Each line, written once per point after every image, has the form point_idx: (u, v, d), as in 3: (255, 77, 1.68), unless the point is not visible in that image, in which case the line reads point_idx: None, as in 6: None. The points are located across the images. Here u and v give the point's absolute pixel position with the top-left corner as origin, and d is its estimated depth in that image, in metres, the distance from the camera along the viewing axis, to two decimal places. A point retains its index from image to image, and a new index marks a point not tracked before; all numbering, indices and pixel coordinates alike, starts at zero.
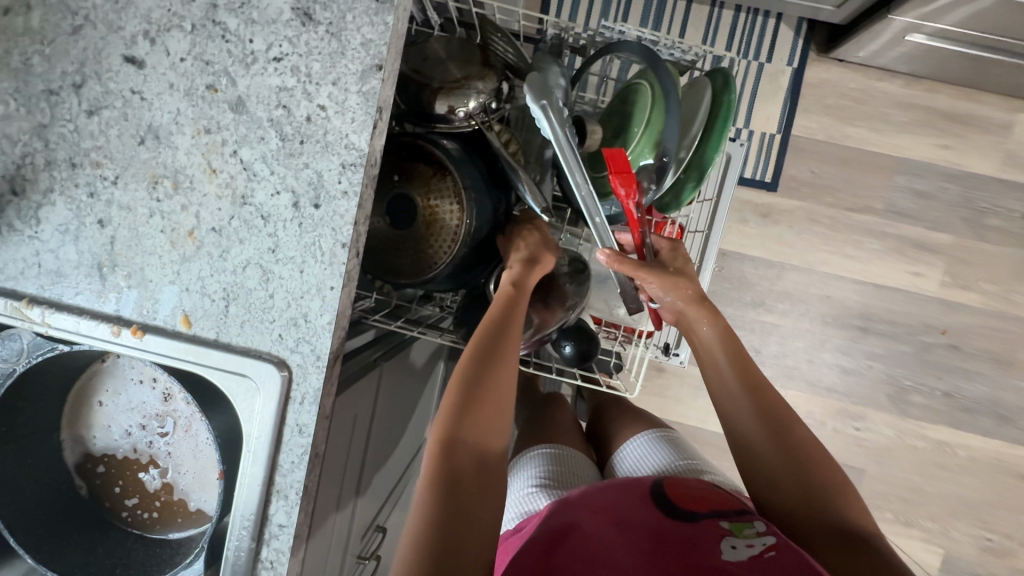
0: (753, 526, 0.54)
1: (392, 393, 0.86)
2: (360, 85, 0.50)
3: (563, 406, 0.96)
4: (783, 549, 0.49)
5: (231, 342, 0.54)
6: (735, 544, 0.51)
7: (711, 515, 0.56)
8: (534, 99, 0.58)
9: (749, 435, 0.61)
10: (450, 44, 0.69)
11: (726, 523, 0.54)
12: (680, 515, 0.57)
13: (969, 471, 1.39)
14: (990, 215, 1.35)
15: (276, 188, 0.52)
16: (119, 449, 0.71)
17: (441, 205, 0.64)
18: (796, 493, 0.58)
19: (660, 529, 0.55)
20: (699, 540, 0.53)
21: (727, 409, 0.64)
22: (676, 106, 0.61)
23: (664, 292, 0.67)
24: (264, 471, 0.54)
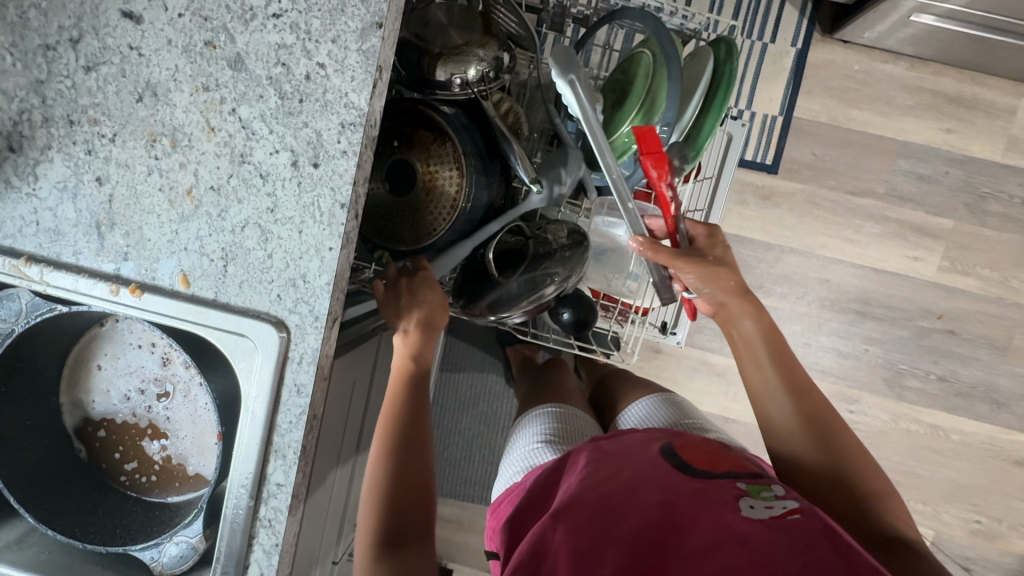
0: (772, 489, 0.56)
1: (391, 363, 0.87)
2: (360, 43, 0.50)
3: (568, 372, 0.97)
4: (806, 512, 0.51)
5: (230, 302, 0.54)
6: (754, 503, 0.53)
7: (727, 477, 0.58)
8: (562, 73, 0.56)
9: (788, 431, 0.65)
10: (451, 11, 0.69)
11: (743, 485, 0.56)
12: (694, 474, 0.58)
13: (961, 455, 1.41)
14: (991, 200, 1.35)
15: (275, 147, 0.52)
16: (118, 413, 0.71)
17: (440, 171, 0.64)
18: (833, 484, 0.62)
19: (677, 483, 0.56)
20: (716, 497, 0.53)
21: (768, 403, 0.67)
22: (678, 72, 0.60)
23: (705, 289, 0.69)
24: (262, 431, 0.55)
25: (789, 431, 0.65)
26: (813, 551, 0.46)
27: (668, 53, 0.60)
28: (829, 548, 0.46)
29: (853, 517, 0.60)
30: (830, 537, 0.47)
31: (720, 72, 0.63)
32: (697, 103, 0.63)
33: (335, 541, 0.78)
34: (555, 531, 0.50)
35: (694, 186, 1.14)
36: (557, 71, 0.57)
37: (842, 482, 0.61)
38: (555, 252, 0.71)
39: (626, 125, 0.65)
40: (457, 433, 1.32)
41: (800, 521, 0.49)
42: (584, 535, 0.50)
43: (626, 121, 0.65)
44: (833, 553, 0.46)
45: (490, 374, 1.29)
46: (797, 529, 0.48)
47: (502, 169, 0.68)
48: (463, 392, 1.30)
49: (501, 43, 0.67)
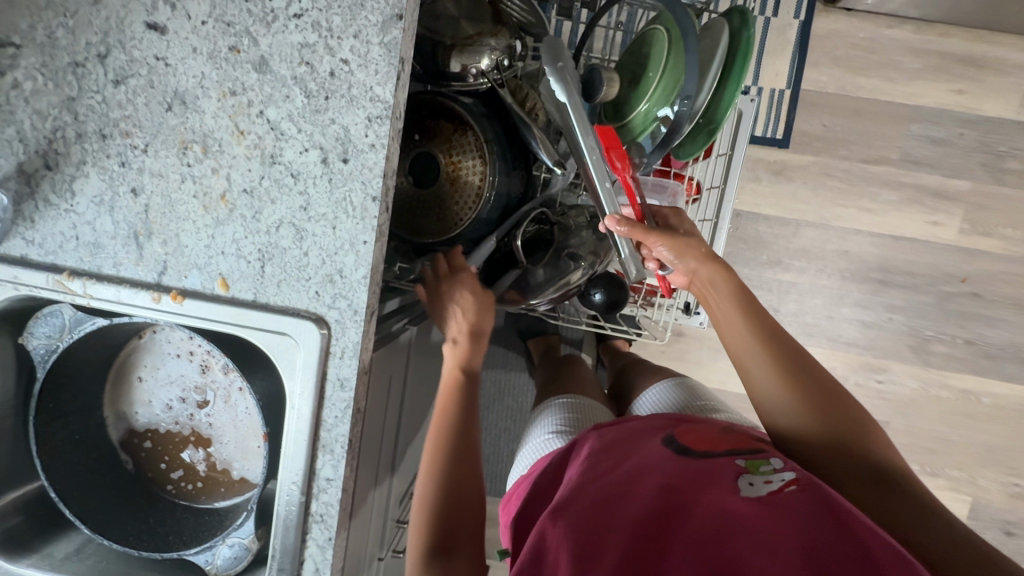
0: (769, 462, 0.55)
1: (422, 359, 0.87)
2: (382, 36, 0.50)
3: (583, 364, 0.98)
4: (802, 483, 0.51)
5: (270, 302, 0.55)
6: (752, 480, 0.53)
7: (726, 453, 0.58)
8: (550, 62, 0.58)
9: (776, 395, 0.62)
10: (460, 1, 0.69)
11: (742, 460, 0.56)
12: (694, 455, 0.58)
13: (994, 418, 1.39)
14: (1007, 158, 1.33)
15: (304, 146, 0.52)
16: (161, 423, 0.73)
17: (463, 161, 0.64)
18: (828, 440, 0.59)
19: (676, 467, 0.55)
20: (715, 480, 0.53)
21: (751, 369, 0.64)
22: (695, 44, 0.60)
23: (677, 261, 0.69)
24: (309, 426, 0.55)
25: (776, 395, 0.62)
26: (813, 524, 0.46)
27: (684, 27, 0.60)
28: (830, 520, 0.46)
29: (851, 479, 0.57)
30: (827, 508, 0.48)
31: (736, 41, 0.63)
32: (716, 75, 0.63)
33: (379, 539, 0.79)
34: (555, 527, 0.49)
35: (707, 164, 1.13)
36: (548, 61, 0.59)
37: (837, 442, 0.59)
38: (580, 233, 0.73)
39: (645, 103, 0.65)
40: (486, 428, 1.33)
41: (797, 496, 0.49)
42: (585, 530, 0.48)
43: (645, 100, 0.65)
44: (830, 522, 0.46)
45: (514, 367, 1.30)
46: (797, 504, 0.49)
47: (523, 154, 0.69)
48: (489, 387, 1.31)
49: (514, 31, 0.67)
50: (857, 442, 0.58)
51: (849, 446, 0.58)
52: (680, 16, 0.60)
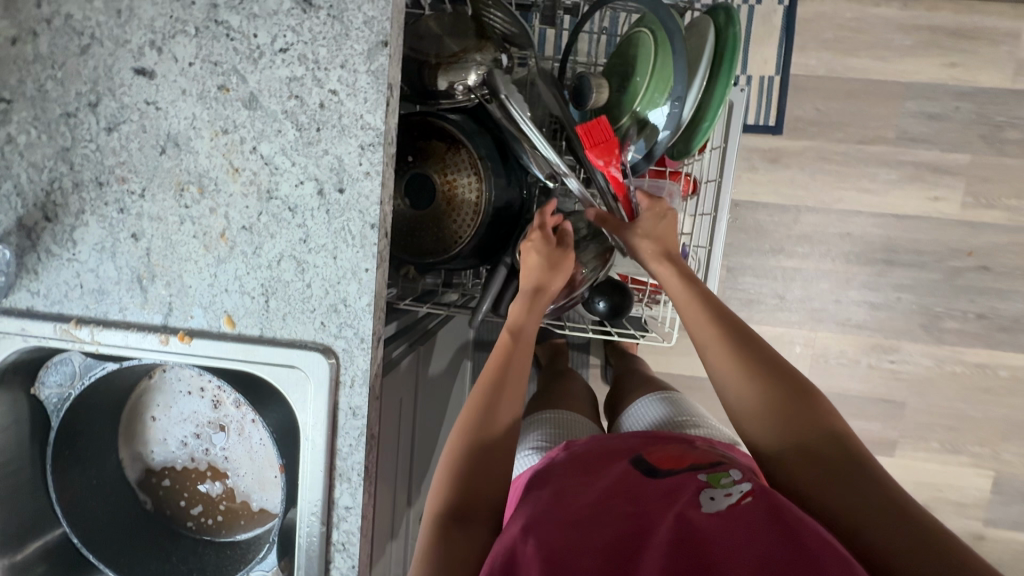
0: (729, 475, 0.55)
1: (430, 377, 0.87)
2: (369, 64, 0.50)
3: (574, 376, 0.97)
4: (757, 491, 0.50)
5: (276, 336, 0.55)
6: (714, 495, 0.52)
7: (689, 469, 0.58)
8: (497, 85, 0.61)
9: (745, 396, 0.57)
10: (443, 21, 0.69)
11: (703, 476, 0.56)
12: (659, 474, 0.58)
13: (1013, 391, 1.38)
14: (1007, 128, 1.31)
15: (299, 178, 0.52)
16: (177, 460, 0.73)
17: (458, 179, 0.64)
18: (795, 431, 0.54)
19: (639, 489, 0.55)
20: (677, 496, 0.53)
21: (719, 368, 0.60)
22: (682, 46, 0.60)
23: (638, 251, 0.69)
24: (325, 457, 0.55)
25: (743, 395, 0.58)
26: (769, 535, 0.45)
27: (670, 30, 0.60)
28: (781, 531, 0.45)
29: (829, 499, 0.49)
30: (782, 511, 0.47)
31: (722, 37, 0.63)
32: (705, 75, 0.62)
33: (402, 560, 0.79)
34: (524, 545, 0.48)
35: (702, 158, 1.13)
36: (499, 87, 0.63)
37: (806, 452, 0.52)
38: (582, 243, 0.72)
39: (637, 107, 0.65)
40: None
41: (752, 507, 0.49)
42: (553, 548, 0.47)
43: (636, 104, 0.65)
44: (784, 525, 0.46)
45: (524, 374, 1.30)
46: (751, 515, 0.48)
47: (516, 167, 0.69)
48: None
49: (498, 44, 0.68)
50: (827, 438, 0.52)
51: (825, 455, 0.51)
52: (666, 20, 0.60)
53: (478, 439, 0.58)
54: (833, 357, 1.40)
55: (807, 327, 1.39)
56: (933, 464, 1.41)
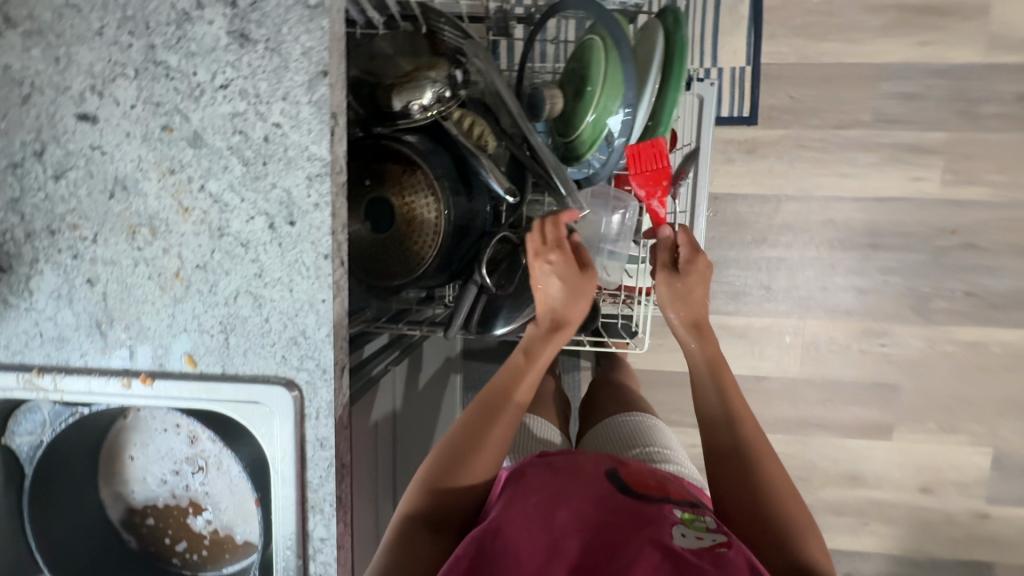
0: (704, 520, 0.56)
1: (410, 397, 0.88)
2: (310, 95, 0.50)
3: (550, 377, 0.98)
4: (732, 545, 0.51)
5: (239, 372, 0.55)
6: (685, 532, 0.53)
7: (665, 501, 0.59)
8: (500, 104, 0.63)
9: (728, 455, 0.65)
10: (395, 39, 0.69)
11: (679, 512, 0.57)
12: (635, 496, 0.59)
13: (1007, 367, 1.36)
14: (984, 103, 1.30)
15: (249, 214, 0.52)
16: (159, 497, 0.73)
17: (417, 201, 0.64)
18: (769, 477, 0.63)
19: (614, 505, 0.57)
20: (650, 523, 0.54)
21: (712, 428, 0.69)
22: (628, 53, 0.61)
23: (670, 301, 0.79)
24: (295, 490, 0.55)
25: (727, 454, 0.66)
26: None
27: (616, 37, 0.60)
28: None
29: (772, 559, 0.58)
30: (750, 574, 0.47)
31: (670, 40, 0.62)
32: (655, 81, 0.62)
33: None
34: (492, 541, 0.52)
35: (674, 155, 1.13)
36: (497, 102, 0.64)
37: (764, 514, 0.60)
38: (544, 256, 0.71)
39: (592, 114, 0.64)
40: None
41: (726, 555, 0.49)
42: (517, 552, 0.51)
43: (591, 111, 0.64)
44: None
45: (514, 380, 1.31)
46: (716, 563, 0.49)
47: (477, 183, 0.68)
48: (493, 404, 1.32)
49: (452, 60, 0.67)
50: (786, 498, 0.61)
51: (778, 502, 0.61)
52: (611, 26, 0.60)
53: (468, 452, 0.59)
54: (823, 344, 1.39)
55: (795, 315, 1.39)
56: (931, 445, 1.41)
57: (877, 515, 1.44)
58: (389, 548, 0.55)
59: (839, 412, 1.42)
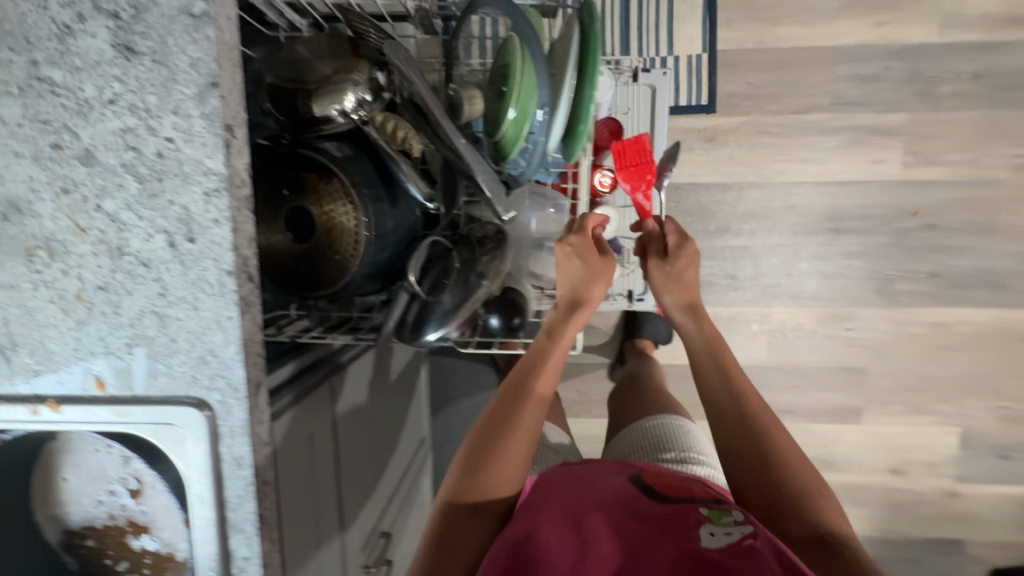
0: (731, 513, 0.61)
1: (359, 400, 0.86)
2: (201, 108, 0.48)
3: None
4: (757, 536, 0.56)
5: (150, 394, 0.54)
6: (714, 531, 0.59)
7: (690, 502, 0.65)
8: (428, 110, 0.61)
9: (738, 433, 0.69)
10: (314, 43, 0.67)
11: (705, 510, 0.63)
12: (664, 503, 0.66)
13: (972, 346, 1.37)
14: (941, 82, 1.29)
15: (148, 232, 0.51)
16: (96, 518, 0.72)
17: (335, 209, 0.62)
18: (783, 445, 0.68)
19: (645, 515, 0.64)
20: (680, 528, 0.61)
21: (720, 410, 0.72)
22: (540, 52, 0.61)
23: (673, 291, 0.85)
24: (214, 510, 0.54)
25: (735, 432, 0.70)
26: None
27: (527, 36, 0.60)
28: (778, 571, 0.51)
29: (792, 523, 0.62)
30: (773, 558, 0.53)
31: (585, 36, 0.62)
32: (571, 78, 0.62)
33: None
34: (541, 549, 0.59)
35: None
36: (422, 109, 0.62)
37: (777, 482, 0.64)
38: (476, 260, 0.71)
39: (514, 109, 0.61)
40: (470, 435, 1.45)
41: (752, 546, 0.54)
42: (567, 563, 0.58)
43: (514, 105, 0.61)
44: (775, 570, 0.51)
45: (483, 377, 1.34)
46: (745, 555, 0.54)
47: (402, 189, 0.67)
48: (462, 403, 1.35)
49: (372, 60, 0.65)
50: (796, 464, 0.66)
51: (793, 466, 0.65)
52: (522, 26, 0.60)
53: (509, 429, 0.66)
54: (790, 331, 1.39)
55: (762, 303, 1.38)
56: (900, 426, 1.41)
57: (849, 498, 1.45)
58: (438, 514, 0.63)
59: (808, 398, 1.42)
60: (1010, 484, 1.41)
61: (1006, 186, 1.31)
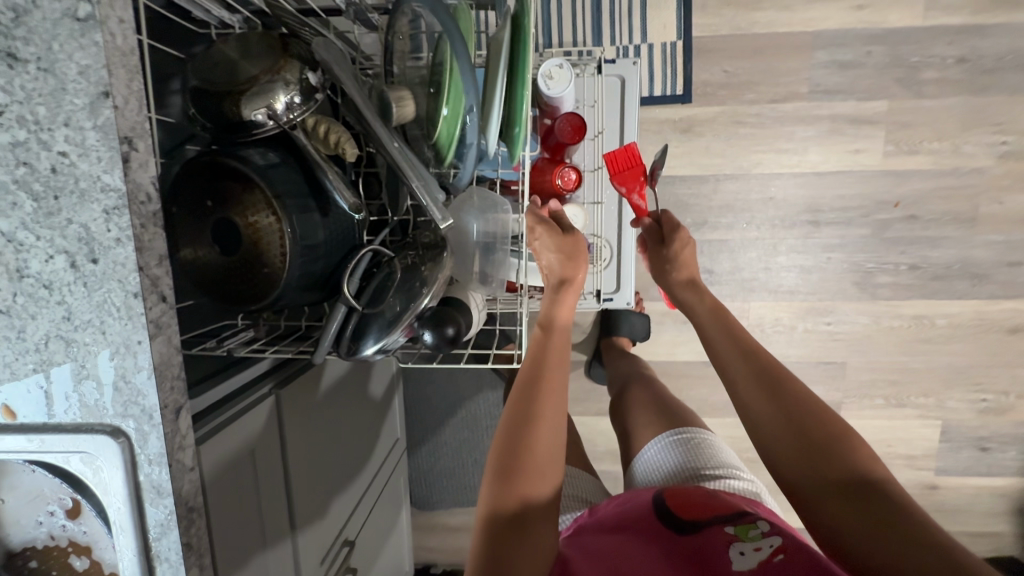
0: (756, 525, 0.62)
1: (320, 409, 0.83)
2: (93, 119, 0.45)
3: None
4: (788, 549, 0.57)
5: (62, 421, 0.51)
6: (743, 550, 0.60)
7: (716, 521, 0.65)
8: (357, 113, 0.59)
9: (759, 396, 0.70)
10: (242, 43, 0.63)
11: (731, 527, 0.63)
12: (686, 529, 0.65)
13: (952, 338, 1.34)
14: (923, 68, 1.24)
15: (48, 253, 0.48)
16: (37, 539, 0.70)
17: (260, 220, 0.59)
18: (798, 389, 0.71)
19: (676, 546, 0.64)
20: (711, 552, 0.61)
21: (737, 378, 0.73)
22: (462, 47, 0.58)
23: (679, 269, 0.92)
24: (135, 540, 0.52)
25: (756, 396, 0.70)
26: None
27: (449, 29, 0.57)
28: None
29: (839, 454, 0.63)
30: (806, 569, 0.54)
31: (516, 29, 0.62)
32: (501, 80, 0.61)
33: None
34: None
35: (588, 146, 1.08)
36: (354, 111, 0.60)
37: (807, 435, 0.65)
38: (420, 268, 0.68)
39: (446, 107, 0.59)
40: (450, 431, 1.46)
41: (784, 562, 0.56)
42: None
43: (446, 104, 0.59)
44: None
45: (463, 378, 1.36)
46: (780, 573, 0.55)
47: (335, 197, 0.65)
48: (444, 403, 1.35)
49: (300, 62, 0.61)
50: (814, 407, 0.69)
51: (812, 407, 0.68)
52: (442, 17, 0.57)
53: (532, 423, 0.63)
54: (769, 326, 1.37)
55: (740, 298, 1.36)
56: (880, 420, 1.40)
57: None
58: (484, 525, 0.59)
59: None
60: (990, 475, 1.40)
61: (988, 175, 1.27)
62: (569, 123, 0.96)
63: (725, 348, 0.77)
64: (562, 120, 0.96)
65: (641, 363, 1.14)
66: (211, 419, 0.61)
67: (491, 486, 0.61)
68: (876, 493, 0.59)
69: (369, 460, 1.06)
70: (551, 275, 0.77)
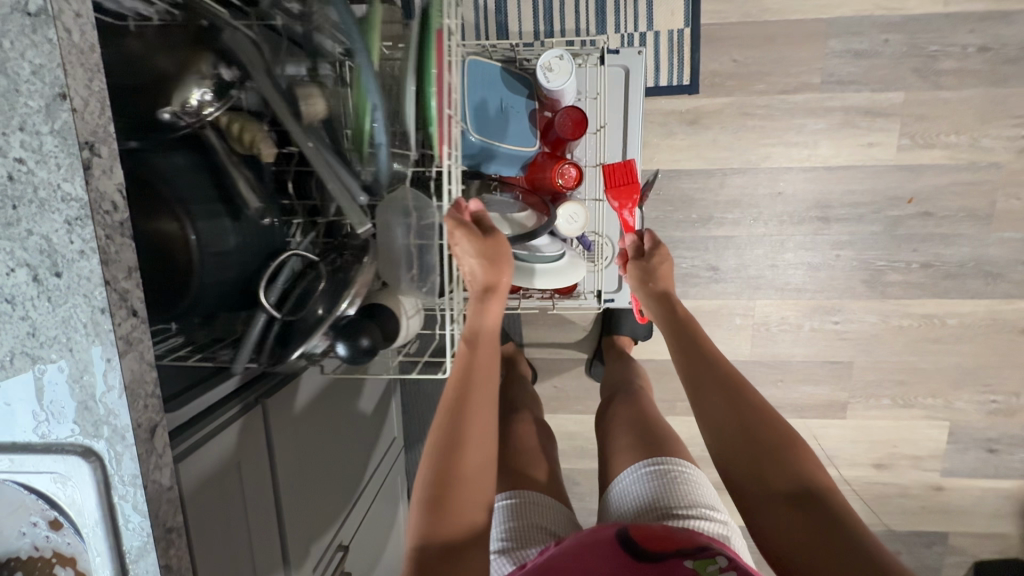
0: (716, 562, 0.61)
1: (310, 414, 0.82)
2: (51, 123, 0.42)
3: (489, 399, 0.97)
4: None
5: (31, 441, 0.48)
6: None
7: (676, 552, 0.63)
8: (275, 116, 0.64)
9: (723, 406, 0.76)
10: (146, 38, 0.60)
11: (691, 561, 0.61)
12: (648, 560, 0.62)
13: (962, 338, 1.31)
14: (941, 57, 1.19)
15: (9, 265, 0.45)
16: (22, 549, 0.68)
17: (163, 225, 0.58)
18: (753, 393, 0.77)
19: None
20: None
21: (704, 385, 0.78)
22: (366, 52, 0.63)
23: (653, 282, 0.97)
24: (111, 563, 0.50)
25: (722, 404, 0.76)
26: None
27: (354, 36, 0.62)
28: None
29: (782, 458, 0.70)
30: None
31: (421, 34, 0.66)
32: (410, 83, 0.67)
33: None
34: None
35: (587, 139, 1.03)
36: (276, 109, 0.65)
37: (764, 444, 0.71)
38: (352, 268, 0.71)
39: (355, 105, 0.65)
40: None
41: None
42: None
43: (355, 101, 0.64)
44: None
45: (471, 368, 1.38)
46: None
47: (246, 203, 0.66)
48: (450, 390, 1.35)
49: (214, 54, 0.61)
50: (767, 410, 0.75)
51: (765, 412, 0.74)
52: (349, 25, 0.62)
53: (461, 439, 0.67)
54: (774, 325, 1.33)
55: (745, 296, 1.32)
56: (886, 421, 1.37)
57: None
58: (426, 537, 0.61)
59: (792, 393, 1.37)
60: (997, 477, 1.38)
61: (1006, 170, 1.22)
62: (570, 117, 0.92)
63: (695, 356, 0.82)
64: (563, 115, 0.92)
65: (637, 367, 1.13)
66: (188, 434, 0.59)
67: (420, 513, 0.63)
68: (819, 499, 0.66)
69: (365, 464, 1.04)
70: (473, 282, 0.79)
